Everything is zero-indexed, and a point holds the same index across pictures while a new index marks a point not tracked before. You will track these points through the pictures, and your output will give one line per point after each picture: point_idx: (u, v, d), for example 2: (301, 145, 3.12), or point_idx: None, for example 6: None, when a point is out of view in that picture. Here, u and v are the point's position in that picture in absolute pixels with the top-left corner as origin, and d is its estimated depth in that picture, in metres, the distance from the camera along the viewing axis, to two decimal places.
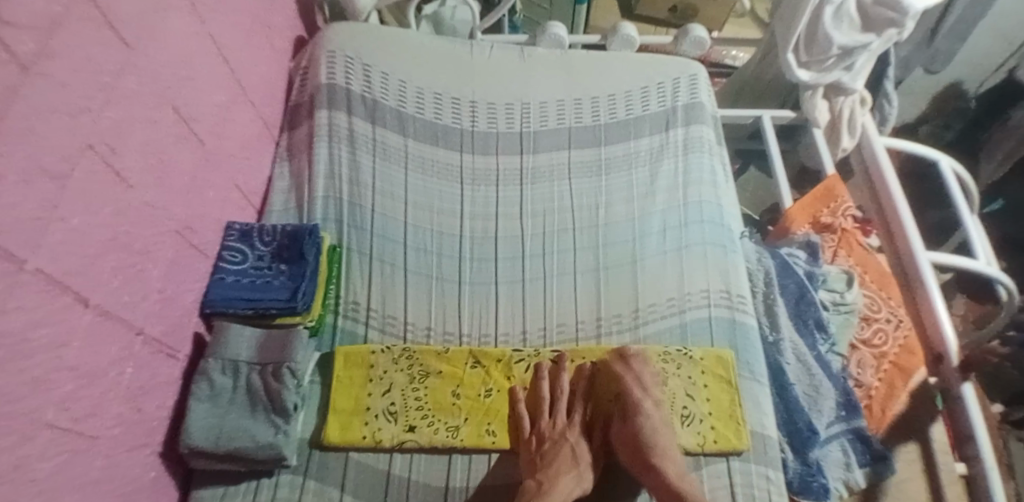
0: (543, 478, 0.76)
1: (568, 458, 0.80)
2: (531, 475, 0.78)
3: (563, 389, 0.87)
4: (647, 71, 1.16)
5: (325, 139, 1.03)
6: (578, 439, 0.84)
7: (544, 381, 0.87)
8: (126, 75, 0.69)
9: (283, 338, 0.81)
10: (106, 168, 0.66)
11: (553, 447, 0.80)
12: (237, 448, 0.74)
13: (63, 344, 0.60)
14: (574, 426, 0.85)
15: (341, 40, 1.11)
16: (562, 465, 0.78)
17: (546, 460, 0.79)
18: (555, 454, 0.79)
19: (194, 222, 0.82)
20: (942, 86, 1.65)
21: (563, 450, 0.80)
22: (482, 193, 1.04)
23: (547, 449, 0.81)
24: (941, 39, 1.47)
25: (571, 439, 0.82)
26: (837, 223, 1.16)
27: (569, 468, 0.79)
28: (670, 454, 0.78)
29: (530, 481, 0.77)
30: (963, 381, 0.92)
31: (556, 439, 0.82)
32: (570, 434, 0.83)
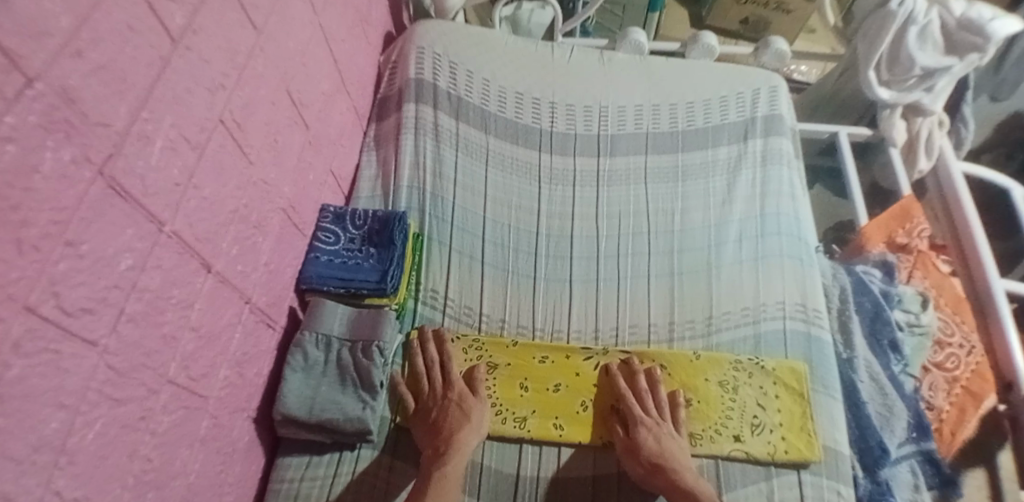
0: (441, 444, 0.78)
1: (460, 414, 0.81)
2: (430, 444, 0.79)
3: (433, 356, 0.88)
4: (728, 81, 1.16)
5: (412, 132, 1.07)
6: (467, 396, 0.84)
7: (417, 355, 0.88)
8: (255, 57, 0.74)
9: (372, 317, 0.85)
10: (233, 143, 0.70)
11: (440, 414, 0.82)
12: (328, 419, 0.78)
13: (189, 305, 0.64)
14: (453, 384, 0.85)
15: (431, 37, 1.15)
16: (455, 423, 0.80)
17: (441, 427, 0.80)
18: (446, 419, 0.81)
19: (298, 202, 0.87)
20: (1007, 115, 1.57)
21: (449, 413, 0.82)
22: (560, 193, 1.06)
23: (435, 416, 0.82)
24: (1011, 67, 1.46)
25: (454, 398, 0.83)
26: (914, 244, 1.14)
27: (464, 423, 0.80)
28: (679, 457, 0.79)
29: (428, 451, 0.79)
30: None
31: (441, 404, 0.83)
32: (451, 393, 0.84)
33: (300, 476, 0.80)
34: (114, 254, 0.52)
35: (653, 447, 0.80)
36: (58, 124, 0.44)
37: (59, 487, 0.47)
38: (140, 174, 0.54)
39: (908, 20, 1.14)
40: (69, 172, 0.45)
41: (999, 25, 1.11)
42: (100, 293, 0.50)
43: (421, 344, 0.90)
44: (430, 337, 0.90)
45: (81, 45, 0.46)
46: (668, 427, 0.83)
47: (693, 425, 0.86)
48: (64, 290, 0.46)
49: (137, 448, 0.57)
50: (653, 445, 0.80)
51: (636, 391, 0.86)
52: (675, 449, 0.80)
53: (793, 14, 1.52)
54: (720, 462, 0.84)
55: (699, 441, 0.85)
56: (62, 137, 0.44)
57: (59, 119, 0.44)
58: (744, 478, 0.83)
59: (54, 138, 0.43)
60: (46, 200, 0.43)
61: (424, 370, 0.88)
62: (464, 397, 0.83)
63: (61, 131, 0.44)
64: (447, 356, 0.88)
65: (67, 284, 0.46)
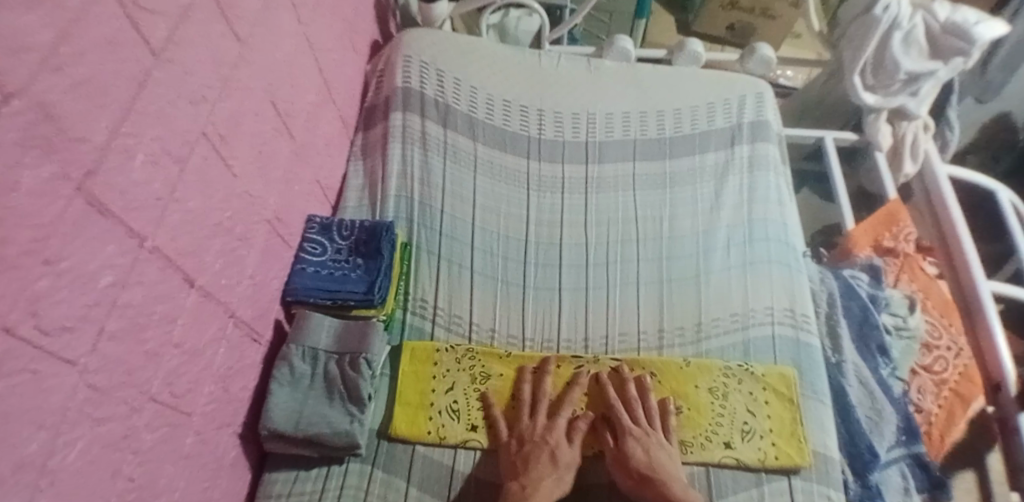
0: (526, 483, 0.77)
1: (549, 461, 0.79)
2: (515, 479, 0.78)
3: (543, 389, 0.87)
4: (714, 88, 1.17)
5: (400, 140, 1.07)
6: (563, 441, 0.82)
7: (525, 385, 0.87)
8: (239, 69, 0.73)
9: (360, 328, 0.84)
10: (216, 154, 0.69)
11: (532, 451, 0.80)
12: (315, 434, 0.77)
13: (172, 320, 0.63)
14: (555, 427, 0.83)
15: (419, 46, 1.15)
16: (544, 469, 0.78)
17: (528, 468, 0.78)
18: (535, 459, 0.79)
19: (284, 213, 0.86)
20: (989, 118, 1.60)
21: (541, 453, 0.79)
22: (549, 201, 1.06)
23: (528, 451, 0.80)
24: (995, 71, 1.48)
25: (552, 442, 0.81)
26: (900, 247, 1.15)
27: (551, 471, 0.78)
28: (668, 468, 0.79)
29: (513, 484, 0.77)
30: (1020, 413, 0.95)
31: (536, 442, 0.81)
32: (552, 436, 0.81)
33: (287, 492, 0.79)
34: (95, 270, 0.51)
35: (641, 458, 0.79)
36: (38, 140, 0.43)
37: None
38: (121, 188, 0.54)
39: (893, 25, 1.14)
40: (48, 188, 0.44)
41: (983, 29, 1.11)
42: (80, 311, 0.49)
43: (534, 377, 0.88)
44: (548, 369, 0.88)
45: (62, 60, 0.45)
46: (657, 437, 0.82)
47: (683, 432, 0.86)
48: (44, 309, 0.45)
49: (120, 467, 0.56)
50: (642, 456, 0.80)
51: (627, 399, 0.86)
52: (664, 459, 0.80)
53: (778, 20, 1.53)
54: (711, 469, 0.84)
55: (689, 449, 0.84)
56: (41, 153, 0.43)
57: (38, 135, 0.43)
58: (734, 484, 0.82)
59: (34, 155, 0.43)
60: (27, 217, 0.42)
61: (529, 407, 0.86)
62: (558, 442, 0.81)
63: (41, 147, 0.43)
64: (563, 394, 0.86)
65: (47, 302, 0.45)
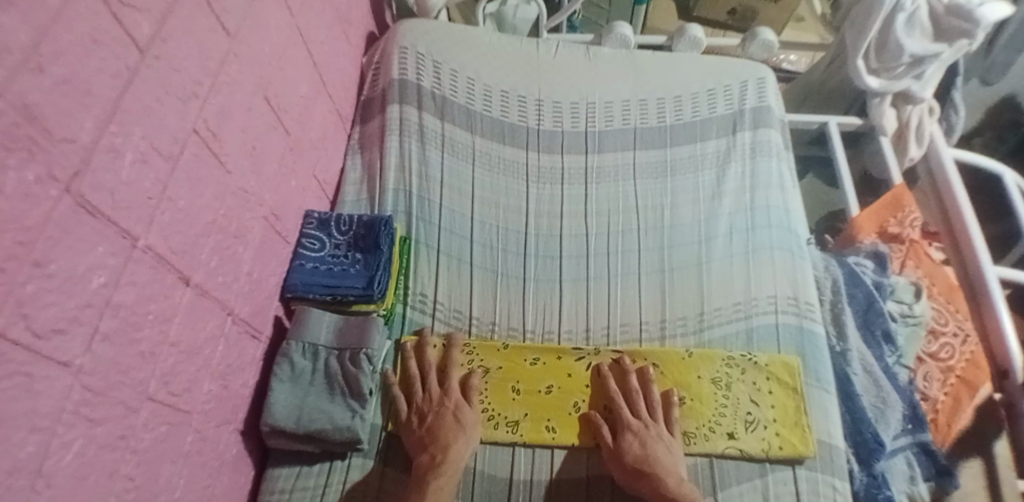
0: (436, 451, 0.78)
1: (455, 424, 0.81)
2: (425, 451, 0.78)
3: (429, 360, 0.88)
4: (715, 73, 1.15)
5: (396, 133, 1.05)
6: (463, 405, 0.84)
7: (412, 357, 0.88)
8: (228, 64, 0.72)
9: (360, 323, 0.83)
10: (208, 152, 0.68)
11: (435, 420, 0.81)
12: (317, 430, 0.77)
13: (167, 319, 0.63)
14: (450, 392, 0.84)
15: (414, 37, 1.13)
16: (450, 435, 0.79)
17: (436, 435, 0.80)
18: (440, 427, 0.80)
19: (281, 209, 0.85)
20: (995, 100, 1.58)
21: (445, 421, 0.81)
22: (548, 192, 1.05)
23: (431, 422, 0.81)
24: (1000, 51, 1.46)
25: (451, 406, 0.83)
26: (905, 233, 1.14)
27: (459, 435, 0.80)
28: (665, 462, 0.78)
29: (422, 457, 0.78)
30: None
31: (437, 411, 0.82)
32: (449, 400, 0.83)
33: (290, 487, 0.79)
34: (85, 271, 0.50)
35: (636, 451, 0.79)
36: (20, 142, 0.42)
37: None
38: (109, 188, 0.53)
39: (896, 7, 1.13)
40: (35, 190, 0.44)
41: (987, 10, 1.09)
42: (72, 312, 0.49)
43: (418, 347, 0.89)
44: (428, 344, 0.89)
45: (43, 59, 0.44)
46: (656, 429, 0.82)
47: (687, 423, 0.85)
48: (34, 312, 0.44)
49: (118, 467, 0.56)
50: (637, 450, 0.79)
51: (628, 391, 0.86)
52: (662, 453, 0.79)
53: (781, 4, 1.50)
54: (714, 460, 0.83)
55: (692, 439, 0.84)
56: (24, 155, 0.42)
57: (21, 137, 0.42)
58: (738, 474, 0.82)
59: (16, 157, 0.42)
60: (13, 220, 0.42)
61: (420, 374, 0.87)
62: (459, 406, 0.83)
63: (23, 149, 0.42)
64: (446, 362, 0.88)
65: (36, 305, 0.45)
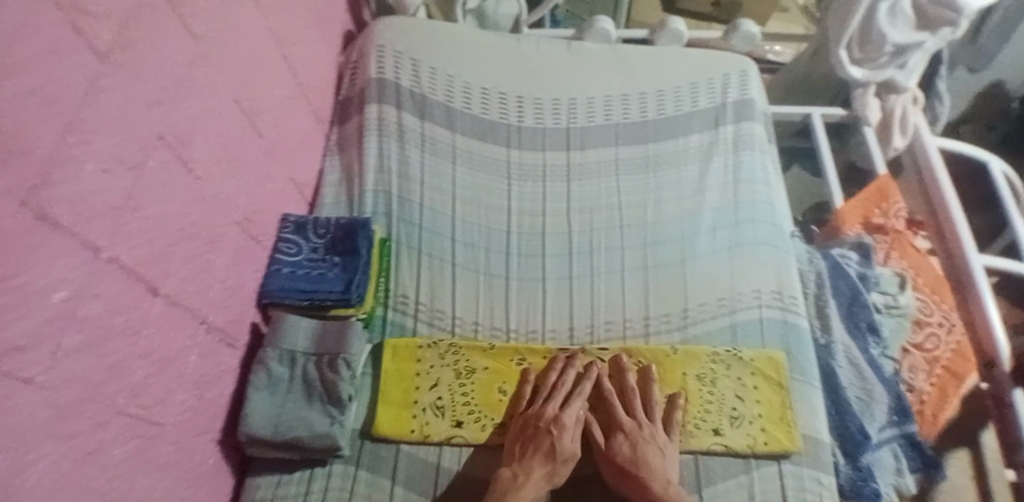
0: (518, 470, 0.78)
1: (545, 453, 0.78)
2: (509, 465, 0.79)
3: (567, 378, 0.86)
4: (697, 66, 1.14)
5: (375, 133, 1.04)
6: (566, 434, 0.81)
7: (555, 370, 0.87)
8: (196, 69, 0.71)
9: (338, 329, 0.82)
10: (175, 159, 0.67)
11: (534, 440, 0.80)
12: (296, 438, 0.76)
13: (136, 331, 0.61)
14: (562, 418, 0.82)
15: (393, 35, 1.12)
16: (534, 461, 0.78)
17: (529, 455, 0.78)
18: (534, 449, 0.79)
19: (256, 214, 0.84)
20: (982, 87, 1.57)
21: (540, 446, 0.79)
22: (530, 190, 1.04)
23: (529, 440, 0.80)
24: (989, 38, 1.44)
25: (554, 432, 0.80)
26: (890, 225, 1.14)
27: (545, 463, 0.78)
28: (654, 465, 0.78)
29: (505, 471, 0.78)
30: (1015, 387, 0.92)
31: (539, 431, 0.80)
32: (557, 426, 0.81)
33: (270, 496, 0.78)
34: (48, 286, 0.49)
35: (626, 453, 0.79)
36: None
37: None
38: (71, 200, 0.52)
39: None
40: None
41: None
42: (36, 328, 0.48)
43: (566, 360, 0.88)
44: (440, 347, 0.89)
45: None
46: (649, 430, 0.81)
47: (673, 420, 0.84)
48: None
49: (89, 483, 0.55)
50: (628, 452, 0.79)
51: (625, 390, 0.86)
52: (652, 455, 0.78)
53: None
54: (699, 458, 0.83)
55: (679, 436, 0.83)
56: None
57: None
58: (724, 472, 0.81)
59: None
60: None
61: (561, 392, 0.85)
62: (563, 432, 0.80)
63: None
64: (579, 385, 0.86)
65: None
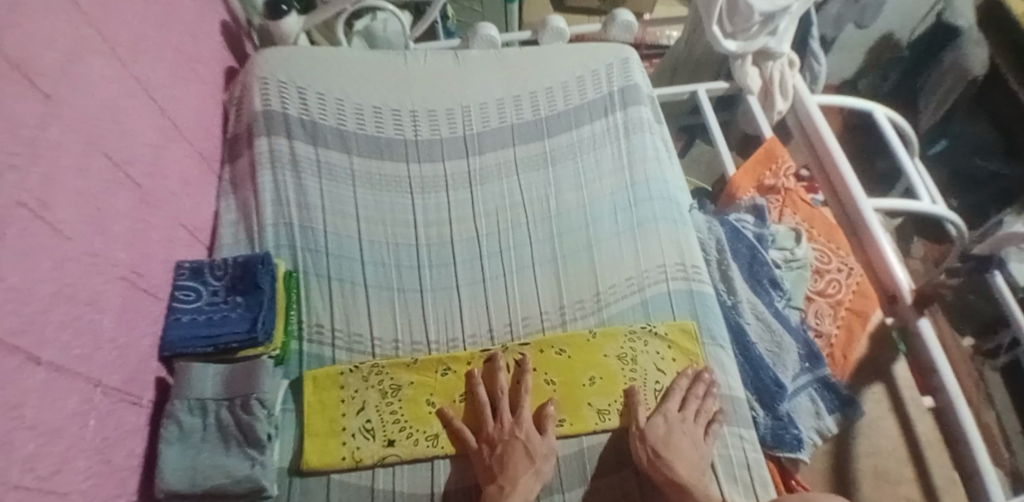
0: (504, 482, 0.77)
1: (523, 456, 0.79)
2: (492, 480, 0.78)
3: (502, 389, 0.87)
4: (581, 60, 1.18)
5: (268, 166, 1.03)
6: (536, 436, 0.82)
7: (479, 386, 0.87)
8: (49, 127, 0.67)
9: (246, 369, 0.81)
10: (38, 221, 0.64)
11: (505, 450, 0.80)
12: (218, 485, 0.74)
13: (20, 403, 0.58)
14: (524, 421, 0.83)
15: (273, 67, 1.11)
16: (519, 466, 0.78)
17: (506, 465, 0.78)
18: (510, 457, 0.79)
19: (142, 266, 0.81)
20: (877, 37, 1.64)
21: (515, 452, 0.79)
22: (434, 201, 1.05)
23: (501, 452, 0.80)
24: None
25: (522, 436, 0.81)
26: (781, 184, 1.20)
27: (530, 468, 0.78)
28: (684, 451, 0.81)
29: (490, 487, 0.77)
30: (920, 317, 0.97)
31: (507, 441, 0.81)
32: (520, 430, 0.82)
33: None
34: None
35: (661, 435, 0.82)
36: None
37: None
38: None
39: None
40: None
41: None
42: None
43: (487, 376, 0.89)
44: (361, 370, 0.89)
45: None
46: (686, 424, 0.84)
47: (599, 400, 0.88)
48: None
49: None
50: (664, 433, 0.82)
51: (688, 392, 0.88)
52: (683, 443, 0.81)
53: None
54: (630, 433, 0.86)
55: (607, 415, 0.86)
56: None
57: None
58: None
59: None
60: None
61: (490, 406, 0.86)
62: (534, 440, 0.81)
63: None
64: (522, 388, 0.87)
65: None
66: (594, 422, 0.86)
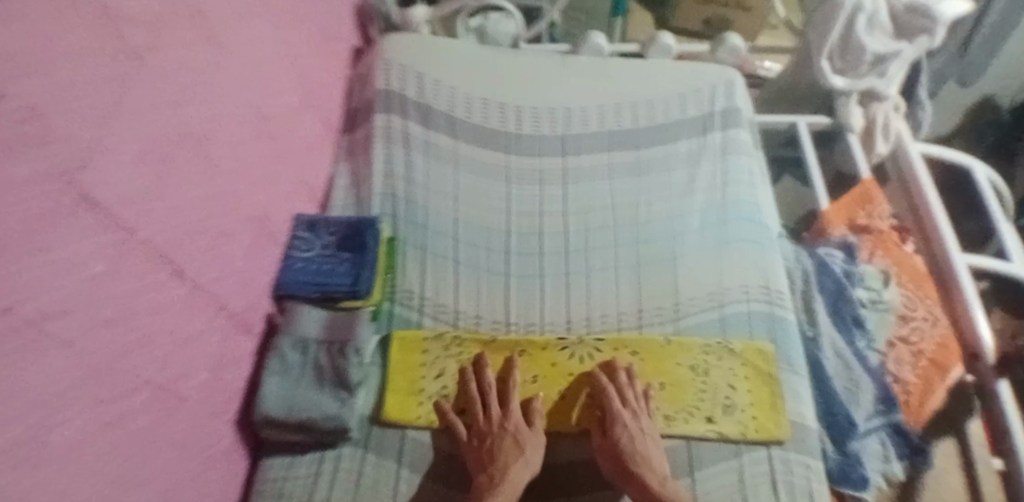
0: (494, 472, 0.79)
1: (514, 447, 0.82)
2: (483, 470, 0.80)
3: (488, 382, 0.89)
4: (686, 78, 1.21)
5: (382, 141, 1.10)
6: (523, 427, 0.85)
7: (471, 381, 0.90)
8: (217, 74, 0.76)
9: (346, 320, 0.89)
10: (199, 154, 0.72)
11: (494, 442, 0.82)
12: (308, 419, 0.81)
13: (163, 309, 0.66)
14: (512, 414, 0.85)
15: (398, 50, 1.19)
16: (509, 456, 0.81)
17: (496, 456, 0.81)
18: (499, 448, 0.81)
19: (269, 211, 0.90)
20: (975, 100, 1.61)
21: (505, 443, 0.82)
22: (528, 193, 1.09)
23: (490, 443, 0.83)
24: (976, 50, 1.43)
25: (511, 428, 0.84)
26: (875, 225, 1.18)
27: (520, 457, 0.81)
28: (653, 461, 0.81)
29: (482, 477, 0.80)
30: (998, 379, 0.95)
31: (496, 433, 0.84)
32: (508, 422, 0.84)
33: (282, 476, 0.83)
34: (84, 259, 0.54)
35: (626, 444, 0.81)
36: (25, 138, 0.47)
37: (42, 478, 0.49)
38: (107, 185, 0.57)
39: (857, 9, 1.17)
40: (34, 182, 0.48)
41: (946, 7, 1.14)
42: (73, 297, 0.52)
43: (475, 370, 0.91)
44: (441, 341, 0.93)
45: (36, 64, 0.48)
46: (645, 426, 0.84)
47: (666, 407, 0.89)
48: (39, 293, 0.48)
49: (116, 446, 0.59)
50: (627, 443, 0.81)
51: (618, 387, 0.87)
52: (650, 449, 0.82)
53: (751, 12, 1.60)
54: (692, 443, 0.87)
55: (673, 422, 0.88)
56: (30, 149, 0.47)
57: (23, 136, 0.47)
58: (715, 456, 0.85)
59: (22, 150, 0.47)
60: (13, 208, 0.46)
61: (480, 397, 0.89)
62: (523, 432, 0.84)
63: (28, 144, 0.47)
64: (509, 384, 0.89)
65: (40, 287, 0.49)
66: (660, 426, 0.88)
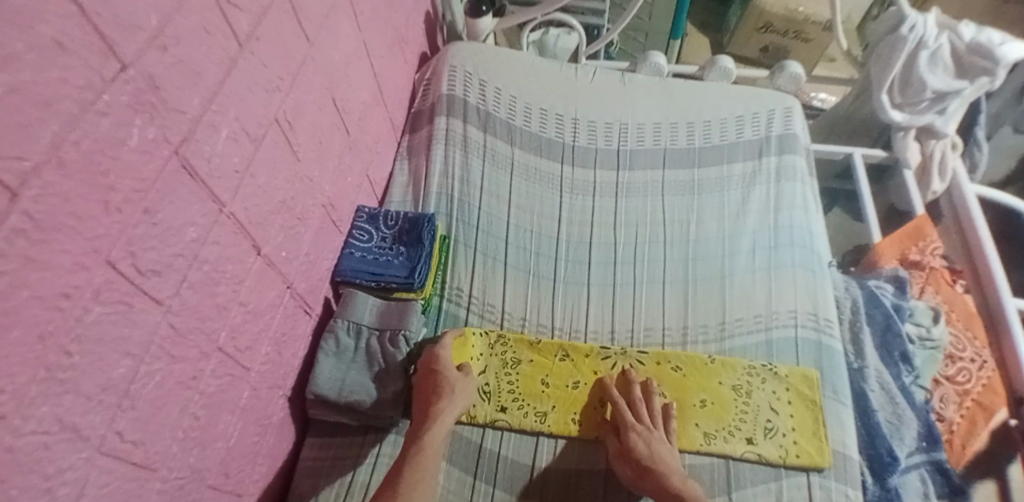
0: (422, 413, 0.82)
1: (441, 385, 0.84)
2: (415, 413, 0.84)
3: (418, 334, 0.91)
4: (743, 101, 1.22)
5: (442, 143, 1.14)
6: (450, 366, 0.86)
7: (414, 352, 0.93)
8: (306, 66, 0.81)
9: (400, 309, 0.91)
10: (283, 139, 0.76)
11: (423, 384, 0.85)
12: (356, 401, 0.84)
13: (240, 281, 0.69)
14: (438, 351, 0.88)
15: (464, 57, 1.24)
16: (434, 397, 0.83)
17: (423, 396, 0.84)
18: (427, 389, 0.84)
19: (337, 200, 0.94)
20: None
21: (431, 382, 0.84)
22: (580, 203, 1.12)
23: (421, 386, 0.85)
24: None
25: (436, 368, 0.86)
26: (927, 261, 1.15)
27: (442, 394, 0.83)
28: (668, 460, 0.81)
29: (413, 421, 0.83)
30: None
31: (425, 375, 0.86)
32: (436, 364, 0.86)
33: (326, 455, 0.86)
34: (181, 225, 0.57)
35: (643, 450, 0.81)
36: (145, 106, 0.50)
37: (120, 427, 0.52)
38: (207, 158, 0.60)
39: (920, 45, 1.17)
40: (150, 148, 0.51)
41: (1008, 49, 1.14)
42: (168, 259, 0.56)
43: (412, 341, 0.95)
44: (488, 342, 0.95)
45: (165, 40, 0.52)
46: (659, 434, 0.85)
47: (707, 425, 0.89)
48: (140, 252, 0.51)
49: (187, 405, 0.62)
50: (644, 449, 0.81)
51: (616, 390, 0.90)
52: (666, 453, 0.82)
53: (811, 43, 1.66)
54: (731, 462, 0.86)
55: (711, 440, 0.87)
56: (146, 118, 0.50)
57: (145, 103, 0.50)
58: (753, 477, 0.85)
59: (140, 118, 0.49)
60: (130, 171, 0.49)
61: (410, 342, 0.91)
62: (445, 367, 0.86)
63: (147, 112, 0.50)
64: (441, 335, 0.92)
65: (142, 246, 0.52)
66: (700, 442, 0.87)
